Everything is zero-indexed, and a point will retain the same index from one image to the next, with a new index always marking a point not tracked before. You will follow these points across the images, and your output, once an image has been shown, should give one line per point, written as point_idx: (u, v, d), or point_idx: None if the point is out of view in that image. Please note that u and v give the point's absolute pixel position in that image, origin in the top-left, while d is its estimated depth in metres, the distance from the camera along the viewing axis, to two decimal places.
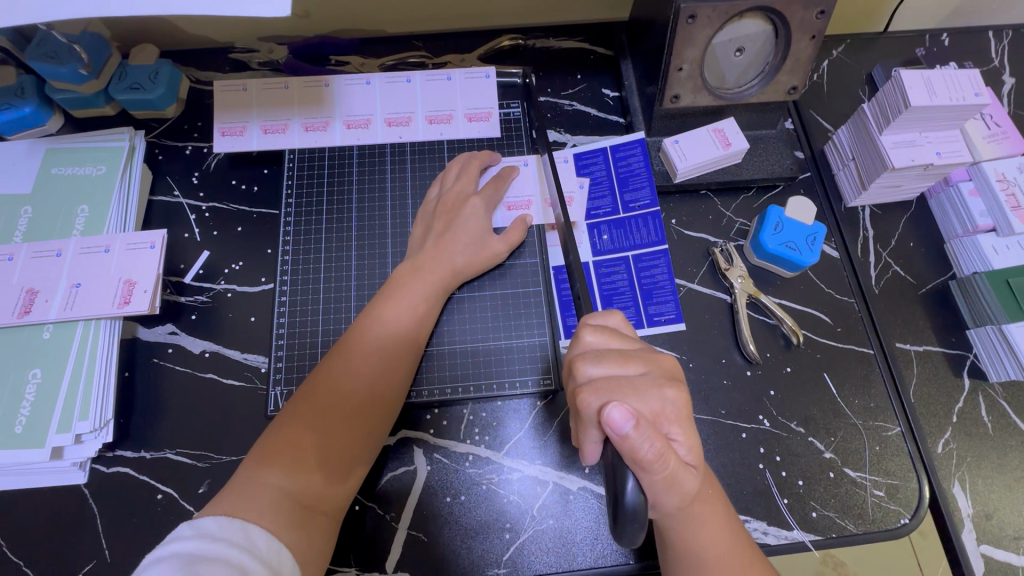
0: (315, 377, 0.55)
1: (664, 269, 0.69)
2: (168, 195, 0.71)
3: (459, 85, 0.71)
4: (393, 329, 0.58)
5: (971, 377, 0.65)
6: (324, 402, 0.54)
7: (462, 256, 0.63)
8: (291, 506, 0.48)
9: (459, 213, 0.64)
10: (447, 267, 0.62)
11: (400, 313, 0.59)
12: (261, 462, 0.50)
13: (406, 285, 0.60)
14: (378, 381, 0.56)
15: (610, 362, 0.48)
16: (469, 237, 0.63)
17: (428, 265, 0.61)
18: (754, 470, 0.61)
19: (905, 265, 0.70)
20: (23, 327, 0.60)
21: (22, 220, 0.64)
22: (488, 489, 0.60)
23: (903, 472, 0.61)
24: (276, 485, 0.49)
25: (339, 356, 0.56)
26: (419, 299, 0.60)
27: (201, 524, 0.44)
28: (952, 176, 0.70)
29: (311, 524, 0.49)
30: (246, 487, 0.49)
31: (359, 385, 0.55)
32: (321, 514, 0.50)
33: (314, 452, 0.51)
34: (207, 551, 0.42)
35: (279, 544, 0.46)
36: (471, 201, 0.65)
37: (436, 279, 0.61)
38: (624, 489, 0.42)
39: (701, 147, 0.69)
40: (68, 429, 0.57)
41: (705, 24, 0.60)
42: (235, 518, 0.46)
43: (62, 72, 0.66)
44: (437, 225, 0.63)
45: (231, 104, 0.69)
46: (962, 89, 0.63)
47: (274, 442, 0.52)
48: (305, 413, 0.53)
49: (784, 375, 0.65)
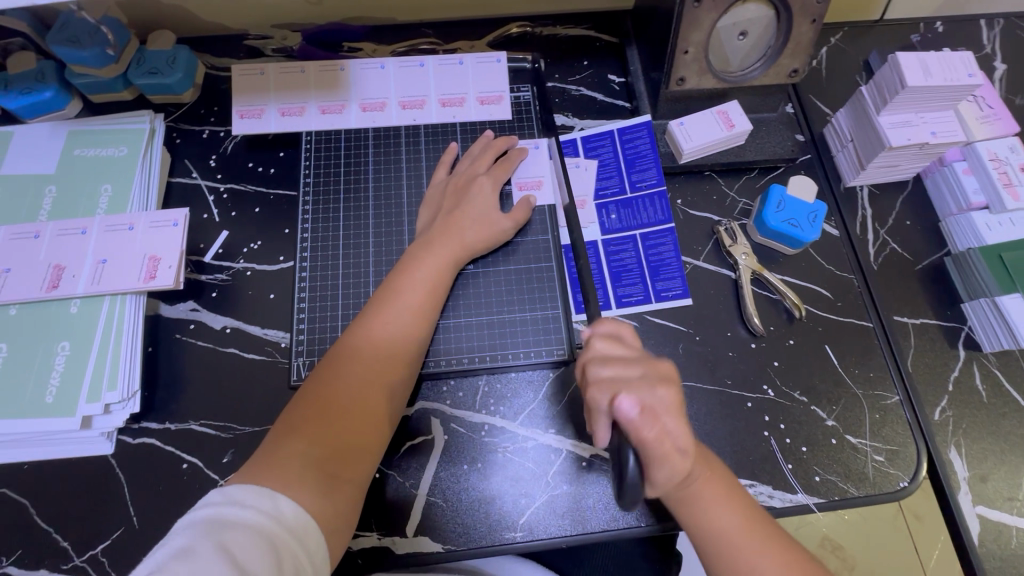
0: (335, 353, 0.57)
1: (671, 246, 0.71)
2: (187, 177, 0.72)
3: (470, 70, 0.73)
4: (406, 303, 0.60)
5: (966, 348, 0.68)
6: (344, 373, 0.56)
7: (472, 231, 0.64)
8: (318, 473, 0.50)
9: (468, 191, 0.66)
10: (457, 241, 0.64)
11: (413, 290, 0.60)
12: (287, 432, 0.52)
13: (419, 261, 0.62)
14: (395, 352, 0.58)
15: (616, 364, 0.52)
16: (478, 213, 0.65)
17: (440, 241, 0.63)
18: (760, 437, 0.64)
19: (902, 242, 0.73)
20: (51, 301, 0.61)
21: (47, 200, 0.66)
22: (503, 457, 0.62)
23: (902, 438, 0.64)
24: (301, 453, 0.51)
25: (356, 331, 0.58)
26: (432, 274, 0.62)
27: (229, 491, 0.46)
28: (947, 156, 0.73)
29: (337, 491, 0.51)
30: (275, 455, 0.50)
31: (376, 356, 0.57)
32: (346, 481, 0.52)
33: (337, 421, 0.53)
34: (235, 521, 0.44)
35: (306, 513, 0.48)
36: (480, 180, 0.67)
37: (448, 255, 0.63)
38: (625, 466, 0.46)
39: (707, 129, 0.71)
40: (96, 399, 0.58)
41: (710, 8, 0.63)
42: (263, 487, 0.47)
43: (84, 56, 0.68)
44: (447, 203, 0.66)
45: (249, 87, 0.71)
46: (956, 70, 0.66)
47: (296, 414, 0.53)
48: (327, 385, 0.55)
49: (787, 347, 0.67)
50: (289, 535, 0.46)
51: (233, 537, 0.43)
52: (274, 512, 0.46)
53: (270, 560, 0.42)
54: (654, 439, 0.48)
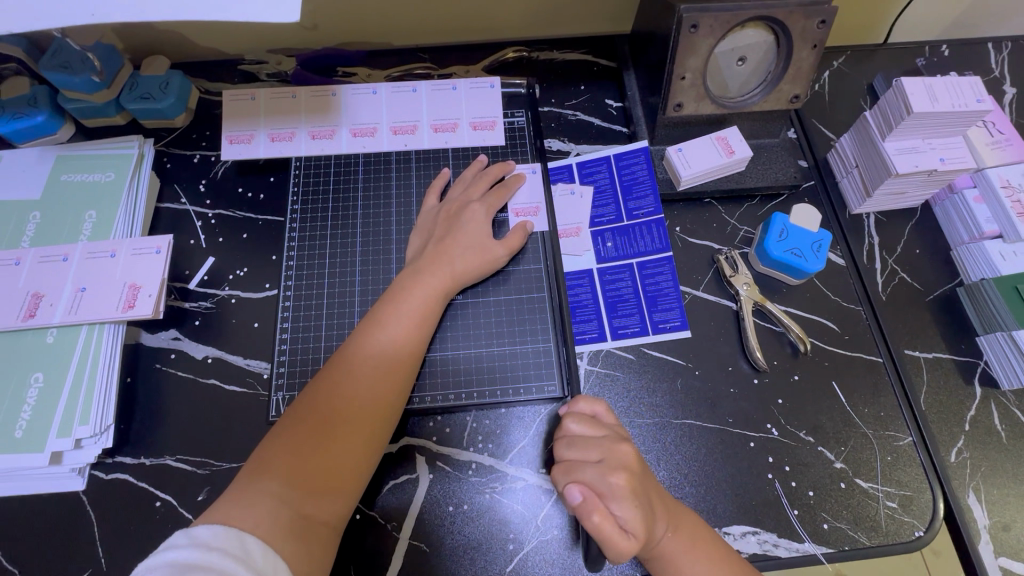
0: (317, 385, 0.55)
1: (668, 275, 0.68)
2: (176, 202, 0.71)
3: (463, 95, 0.72)
4: (393, 335, 0.58)
5: (983, 386, 0.64)
6: (322, 410, 0.53)
7: (464, 259, 0.62)
8: (289, 515, 0.47)
9: (459, 218, 0.64)
10: (448, 270, 0.61)
11: (400, 321, 0.58)
12: (261, 467, 0.50)
13: (408, 291, 0.60)
14: (380, 385, 0.55)
15: (579, 448, 0.53)
16: (469, 241, 0.63)
17: (431, 270, 0.61)
18: (764, 480, 0.60)
19: (911, 272, 0.70)
20: (27, 330, 0.59)
21: (30, 226, 0.65)
22: (491, 498, 0.59)
23: (916, 483, 0.60)
24: (273, 493, 0.48)
25: (340, 363, 0.56)
26: (421, 304, 0.59)
27: (196, 532, 0.44)
28: (956, 183, 0.70)
29: (310, 536, 0.48)
30: (244, 493, 0.48)
31: (360, 389, 0.54)
32: (321, 524, 0.49)
33: (314, 459, 0.51)
34: (201, 564, 0.41)
35: (277, 554, 0.45)
36: (472, 207, 0.65)
37: (439, 283, 0.61)
38: None
39: (705, 155, 0.69)
40: (67, 434, 0.56)
41: (707, 34, 0.61)
42: (232, 527, 0.45)
43: (75, 82, 0.68)
44: (438, 230, 0.64)
45: (240, 113, 0.70)
46: (964, 96, 0.63)
47: (271, 449, 0.51)
48: (305, 421, 0.52)
49: (792, 383, 0.64)
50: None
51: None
52: (244, 552, 0.44)
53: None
54: (598, 524, 0.47)
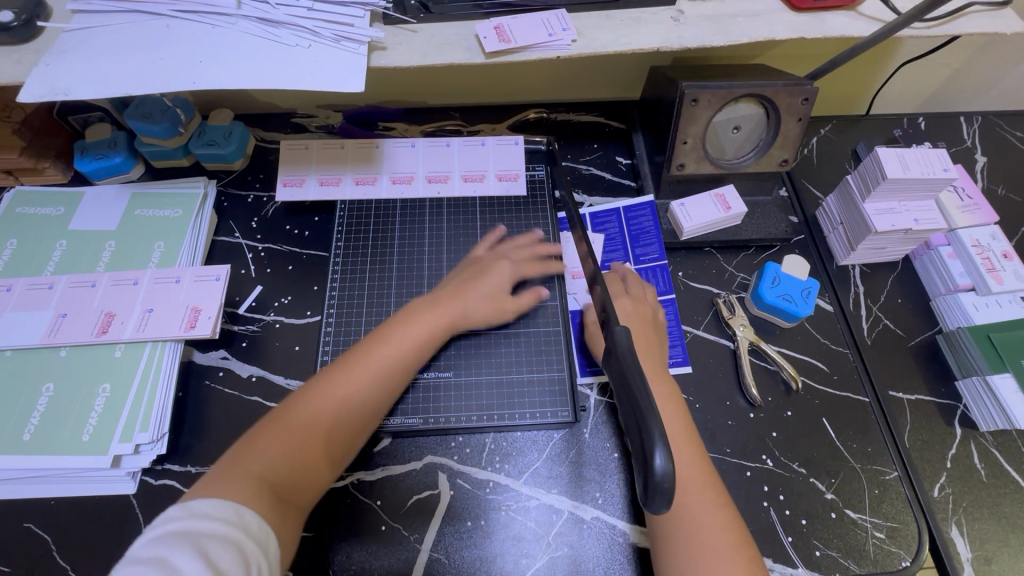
0: (313, 384, 0.59)
1: (671, 316, 0.75)
2: (230, 236, 0.80)
3: (490, 150, 0.82)
4: (398, 351, 0.63)
5: (963, 427, 0.70)
6: (324, 410, 0.57)
7: (478, 305, 0.69)
8: (274, 498, 0.51)
9: (486, 270, 0.71)
10: (460, 307, 0.68)
11: (406, 338, 0.63)
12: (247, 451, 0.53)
13: (419, 317, 0.66)
14: (377, 392, 0.60)
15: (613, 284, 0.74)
16: (490, 291, 0.70)
17: (442, 305, 0.67)
18: (759, 508, 0.64)
19: (894, 319, 0.77)
20: (98, 345, 0.67)
21: (106, 253, 0.73)
22: (507, 515, 0.64)
23: (902, 516, 0.64)
24: (261, 471, 0.52)
25: (345, 369, 0.60)
26: (427, 329, 0.65)
27: (191, 506, 0.47)
28: (933, 241, 0.77)
29: (289, 514, 0.52)
30: (232, 472, 0.51)
31: (353, 397, 0.58)
32: (295, 508, 0.53)
33: (306, 450, 0.55)
34: (203, 531, 0.45)
35: (267, 526, 0.49)
36: (501, 262, 0.72)
37: (446, 314, 0.67)
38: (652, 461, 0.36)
39: (705, 210, 0.78)
40: (129, 439, 0.62)
41: (706, 106, 0.71)
42: (226, 500, 0.48)
43: (154, 129, 0.77)
44: (467, 275, 0.71)
45: (294, 160, 0.80)
46: (932, 165, 0.72)
47: (261, 435, 0.54)
48: (303, 414, 0.56)
49: (785, 418, 0.70)
50: (254, 541, 0.47)
51: (212, 547, 0.43)
52: (245, 523, 0.47)
53: (244, 567, 0.44)
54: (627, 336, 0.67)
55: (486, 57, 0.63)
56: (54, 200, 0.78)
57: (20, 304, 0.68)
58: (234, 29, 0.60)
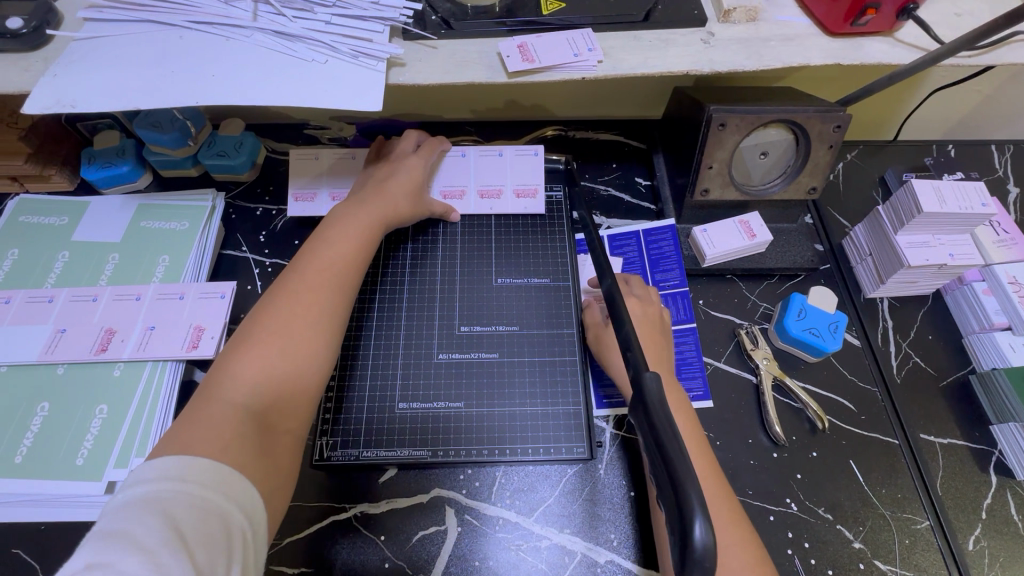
0: (252, 319, 0.55)
1: (692, 346, 0.72)
2: (237, 251, 0.78)
3: (508, 161, 0.79)
4: (339, 246, 0.62)
5: (997, 474, 0.66)
6: (278, 322, 0.54)
7: (406, 199, 0.69)
8: (255, 424, 0.48)
9: (395, 169, 0.71)
10: (391, 204, 0.68)
11: (345, 238, 0.62)
12: (201, 400, 0.49)
13: (353, 219, 0.64)
14: (331, 293, 0.58)
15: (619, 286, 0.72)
16: (408, 183, 0.70)
17: (363, 207, 0.66)
18: (783, 555, 0.61)
19: (925, 356, 0.73)
20: (96, 363, 0.64)
21: (109, 266, 0.71)
22: (516, 556, 0.60)
23: (934, 569, 0.61)
24: (230, 403, 0.48)
25: (291, 277, 0.58)
26: (365, 223, 0.65)
27: (157, 465, 0.42)
28: (966, 276, 0.75)
29: (275, 438, 0.50)
30: (198, 415, 0.47)
31: (299, 314, 0.55)
32: (280, 431, 0.50)
33: (273, 364, 0.52)
34: (174, 494, 0.40)
35: (246, 464, 0.45)
36: (409, 158, 0.72)
37: (368, 216, 0.65)
38: (690, 534, 0.32)
39: (729, 237, 0.75)
40: (124, 464, 0.60)
41: (734, 131, 0.68)
42: (198, 454, 0.44)
43: (163, 139, 0.75)
44: (375, 177, 0.70)
45: (303, 171, 0.77)
46: (970, 199, 0.69)
47: (224, 368, 0.51)
48: (259, 333, 0.53)
49: (810, 460, 0.66)
50: (227, 498, 0.42)
51: (180, 512, 0.39)
52: (218, 479, 0.43)
53: (216, 531, 0.40)
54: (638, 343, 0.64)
55: (509, 77, 0.61)
56: (59, 209, 0.76)
57: (19, 318, 0.66)
58: (249, 42, 0.58)
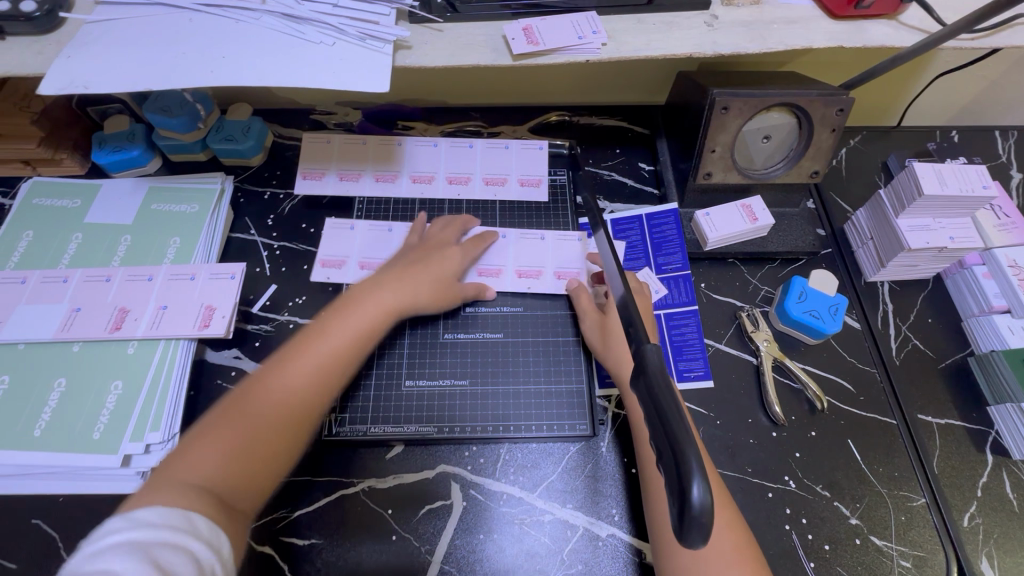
0: (252, 382, 0.54)
1: (694, 328, 0.73)
2: (246, 234, 0.79)
3: (551, 246, 0.76)
4: (339, 338, 0.58)
5: (994, 453, 0.67)
6: (270, 390, 0.53)
7: (424, 288, 0.66)
8: (216, 497, 0.46)
9: (434, 253, 0.70)
10: (405, 299, 0.64)
11: (353, 316, 0.60)
12: (193, 445, 0.49)
13: (366, 296, 0.62)
14: (327, 365, 0.56)
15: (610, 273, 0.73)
16: (439, 272, 0.68)
17: (385, 286, 0.64)
18: (781, 530, 0.62)
19: (924, 339, 0.74)
20: (111, 341, 0.66)
21: (121, 248, 0.73)
22: (520, 529, 0.62)
23: (930, 545, 0.62)
24: (204, 472, 0.47)
25: (299, 340, 0.57)
26: (366, 321, 0.60)
27: (134, 515, 0.41)
28: (966, 259, 0.75)
29: (229, 513, 0.46)
30: (172, 475, 0.46)
31: (293, 384, 0.54)
32: (240, 509, 0.47)
33: (256, 433, 0.50)
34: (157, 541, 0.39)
35: (212, 529, 0.43)
36: (452, 247, 0.71)
37: (385, 300, 0.62)
38: (688, 493, 0.34)
39: (731, 221, 0.76)
40: (139, 438, 0.61)
41: (737, 114, 0.69)
42: (167, 505, 0.42)
43: (173, 123, 0.76)
44: (411, 258, 0.69)
45: (316, 155, 0.81)
46: (971, 181, 0.69)
47: (209, 428, 0.50)
48: (245, 399, 0.52)
49: (809, 438, 0.67)
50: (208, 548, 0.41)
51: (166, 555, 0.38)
52: (197, 532, 0.41)
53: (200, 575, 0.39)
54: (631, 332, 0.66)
55: (514, 59, 0.61)
56: (71, 192, 0.77)
57: (34, 298, 0.68)
58: (258, 24, 0.59)
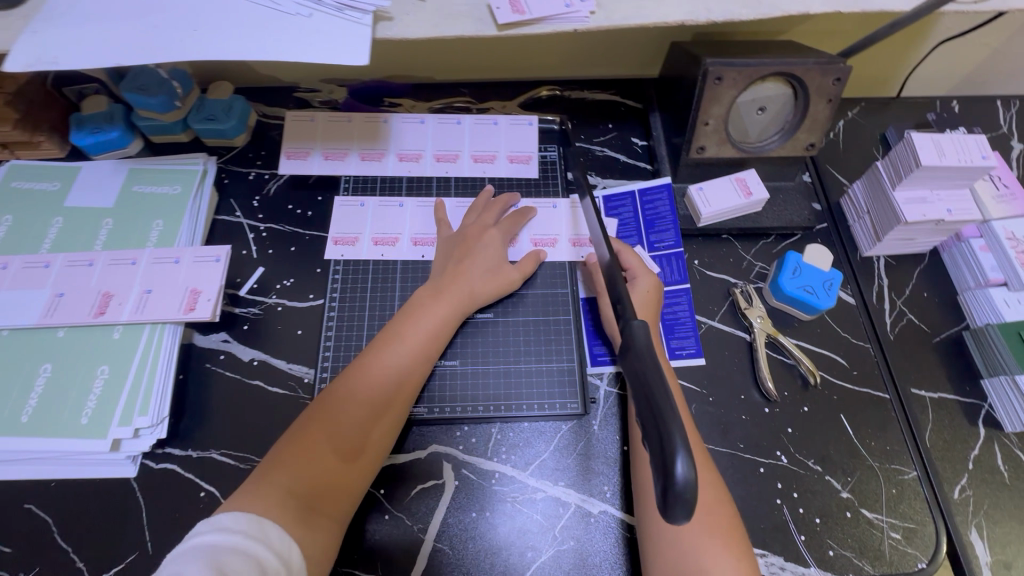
0: (329, 394, 0.58)
1: (686, 306, 0.72)
2: (231, 216, 0.77)
3: (563, 214, 0.76)
4: (407, 352, 0.61)
5: (986, 426, 0.67)
6: (344, 407, 0.57)
7: (482, 281, 0.68)
8: (298, 506, 0.51)
9: (477, 243, 0.70)
10: (464, 294, 0.66)
11: (416, 330, 0.63)
12: (281, 459, 0.54)
13: (427, 307, 0.65)
14: (395, 382, 0.59)
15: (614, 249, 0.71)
16: (488, 265, 0.69)
17: (446, 292, 0.65)
18: (772, 505, 0.63)
19: (919, 314, 0.74)
20: (96, 326, 0.65)
21: (102, 231, 0.71)
22: (511, 507, 0.62)
23: (920, 517, 0.62)
24: (286, 484, 0.52)
25: (369, 356, 0.61)
26: (432, 329, 0.63)
27: (217, 519, 0.47)
28: (963, 232, 0.74)
29: (316, 523, 0.52)
30: (261, 484, 0.51)
31: (362, 403, 0.58)
32: (326, 517, 0.53)
33: (332, 449, 0.55)
34: (227, 545, 0.45)
35: (288, 536, 0.49)
36: (490, 232, 0.71)
37: (447, 308, 0.65)
38: (672, 469, 0.33)
39: (724, 196, 0.75)
40: (128, 423, 0.61)
41: (731, 85, 0.67)
42: (249, 513, 0.49)
43: (152, 103, 0.74)
44: (456, 254, 0.69)
45: (300, 134, 0.79)
46: (970, 152, 0.68)
47: (294, 443, 0.55)
48: (322, 413, 0.57)
49: (802, 414, 0.67)
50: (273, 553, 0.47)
51: (228, 559, 0.44)
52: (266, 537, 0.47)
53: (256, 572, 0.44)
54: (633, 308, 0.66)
55: (499, 29, 0.59)
56: (50, 175, 0.75)
57: (16, 283, 0.67)
58: None
